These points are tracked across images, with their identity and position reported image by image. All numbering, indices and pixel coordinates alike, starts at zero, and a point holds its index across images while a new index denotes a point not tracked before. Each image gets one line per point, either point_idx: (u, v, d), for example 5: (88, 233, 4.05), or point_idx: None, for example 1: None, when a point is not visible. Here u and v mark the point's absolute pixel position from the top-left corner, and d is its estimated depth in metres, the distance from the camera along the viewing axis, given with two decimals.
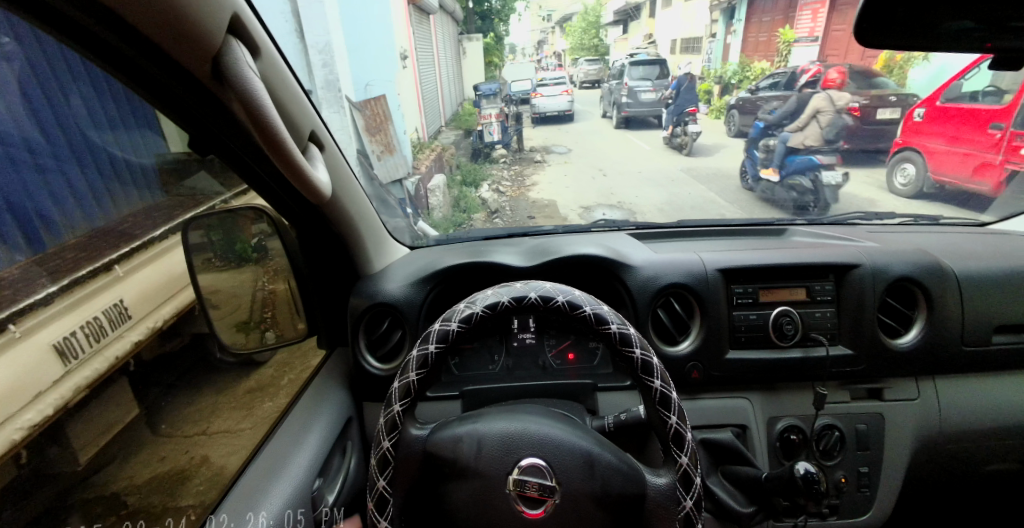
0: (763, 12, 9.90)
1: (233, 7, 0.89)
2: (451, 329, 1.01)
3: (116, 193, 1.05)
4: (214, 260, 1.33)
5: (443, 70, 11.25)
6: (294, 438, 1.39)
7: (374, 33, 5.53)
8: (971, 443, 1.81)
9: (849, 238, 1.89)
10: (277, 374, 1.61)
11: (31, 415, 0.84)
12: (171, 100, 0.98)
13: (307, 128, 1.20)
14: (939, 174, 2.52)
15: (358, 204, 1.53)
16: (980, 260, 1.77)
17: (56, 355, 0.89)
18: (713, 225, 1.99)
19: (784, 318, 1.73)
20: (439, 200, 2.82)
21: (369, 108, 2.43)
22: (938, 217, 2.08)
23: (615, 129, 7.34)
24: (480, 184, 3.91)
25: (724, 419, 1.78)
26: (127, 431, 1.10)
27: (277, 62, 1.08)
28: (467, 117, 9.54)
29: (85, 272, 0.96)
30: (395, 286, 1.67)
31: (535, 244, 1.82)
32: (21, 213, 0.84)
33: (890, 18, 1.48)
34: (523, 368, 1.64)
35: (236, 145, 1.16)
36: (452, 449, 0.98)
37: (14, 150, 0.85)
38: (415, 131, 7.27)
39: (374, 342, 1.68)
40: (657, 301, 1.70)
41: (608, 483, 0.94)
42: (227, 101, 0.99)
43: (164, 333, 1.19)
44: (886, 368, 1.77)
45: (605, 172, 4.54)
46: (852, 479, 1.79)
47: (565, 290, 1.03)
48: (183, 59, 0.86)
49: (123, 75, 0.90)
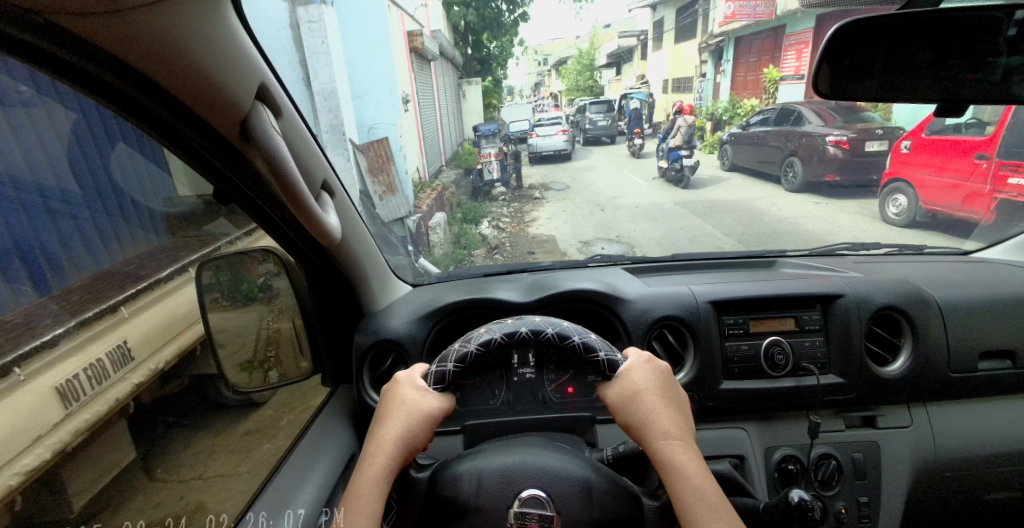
0: (749, 52, 10.20)
1: (261, 77, 1.00)
2: (448, 369, 0.99)
3: (123, 236, 1.04)
4: (221, 299, 1.36)
5: (444, 113, 11.67)
6: (296, 477, 1.38)
7: (379, 79, 5.79)
8: (968, 470, 1.80)
9: (835, 268, 1.95)
10: (276, 415, 1.60)
11: (30, 460, 0.83)
12: (197, 152, 1.08)
13: (319, 177, 1.29)
14: (930, 206, 2.54)
15: (364, 245, 1.61)
16: (961, 288, 1.83)
17: (58, 398, 0.88)
18: (703, 258, 2.05)
19: (775, 348, 1.75)
20: (440, 237, 2.89)
21: (371, 150, 2.53)
22: (923, 247, 2.14)
23: (611, 166, 7.54)
24: (480, 220, 4.03)
25: (722, 449, 1.77)
26: (121, 477, 1.05)
27: (296, 122, 1.18)
28: (469, 158, 9.93)
29: (92, 314, 0.95)
30: (400, 322, 1.73)
31: (533, 280, 1.88)
32: (28, 252, 0.83)
33: (869, 60, 1.59)
34: (522, 402, 1.67)
35: (255, 193, 1.26)
36: (453, 487, 1.06)
37: (27, 195, 0.84)
38: (416, 170, 7.46)
39: (379, 378, 1.74)
40: (652, 333, 1.75)
41: (604, 508, 1.02)
42: (252, 157, 1.09)
43: (165, 375, 1.17)
44: (878, 396, 1.79)
45: (603, 207, 4.67)
46: (852, 509, 1.76)
47: (554, 322, 1.08)
48: (214, 120, 0.97)
49: (156, 133, 1.00)
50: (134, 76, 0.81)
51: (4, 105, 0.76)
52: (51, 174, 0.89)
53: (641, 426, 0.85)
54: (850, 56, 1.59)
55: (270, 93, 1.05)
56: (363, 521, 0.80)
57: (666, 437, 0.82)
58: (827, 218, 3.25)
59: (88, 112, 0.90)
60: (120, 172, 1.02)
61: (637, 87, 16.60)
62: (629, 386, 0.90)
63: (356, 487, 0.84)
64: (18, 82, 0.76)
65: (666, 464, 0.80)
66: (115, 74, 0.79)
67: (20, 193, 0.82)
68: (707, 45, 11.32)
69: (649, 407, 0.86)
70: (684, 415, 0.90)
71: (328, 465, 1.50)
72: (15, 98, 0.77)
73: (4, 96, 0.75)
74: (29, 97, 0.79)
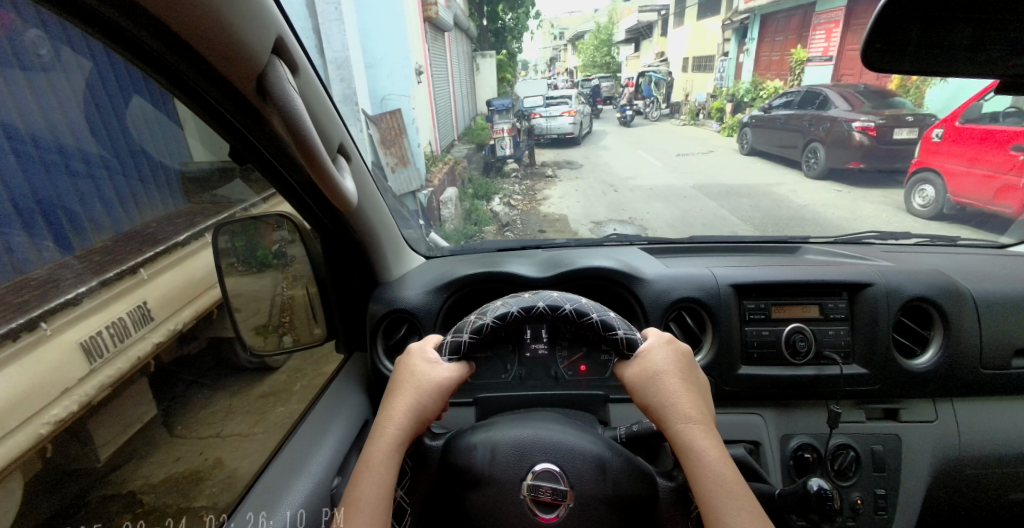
0: (775, 32, 9.56)
1: (277, 29, 0.95)
2: (463, 340, 0.98)
3: (140, 198, 1.03)
4: (237, 265, 1.36)
5: (456, 86, 11.44)
6: (311, 438, 1.40)
7: (392, 49, 5.63)
8: (991, 466, 1.77)
9: (863, 257, 1.89)
10: (290, 380, 1.64)
11: (58, 411, 0.84)
12: (207, 103, 1.01)
13: (336, 140, 1.25)
14: (959, 198, 2.43)
15: (378, 213, 1.59)
16: (999, 282, 1.76)
17: (82, 353, 0.88)
18: (724, 241, 2.00)
19: (796, 334, 1.72)
20: (451, 212, 2.88)
21: (384, 122, 2.47)
22: (957, 239, 2.05)
23: (627, 145, 7.38)
24: (491, 197, 3.98)
25: (737, 434, 1.76)
26: (143, 432, 1.07)
27: (312, 79, 1.14)
28: (480, 134, 9.86)
29: (113, 274, 0.96)
30: (413, 293, 1.72)
31: (548, 256, 1.84)
32: (50, 211, 0.83)
33: (904, 40, 1.47)
34: (534, 378, 1.67)
35: (271, 154, 1.20)
36: (467, 457, 1.08)
37: (46, 153, 0.82)
38: (428, 144, 7.32)
39: (392, 347, 1.75)
40: (669, 315, 1.72)
41: (617, 486, 1.03)
42: (268, 117, 1.05)
43: (184, 336, 1.18)
44: (900, 388, 1.75)
45: (616, 188, 4.57)
46: (868, 500, 1.76)
47: (572, 298, 1.05)
48: (230, 78, 0.93)
49: (170, 85, 0.94)
50: (149, 22, 0.76)
51: (24, 66, 0.76)
52: (67, 133, 0.86)
53: (660, 407, 0.83)
54: (882, 37, 1.49)
55: (286, 47, 1.00)
56: (374, 490, 0.81)
57: (687, 420, 0.81)
58: (851, 207, 3.15)
59: (105, 76, 0.88)
60: (135, 130, 1.00)
61: (656, 65, 16.15)
62: (648, 366, 0.88)
63: (368, 457, 0.84)
64: (38, 43, 0.76)
65: (684, 446, 0.79)
66: (136, 23, 0.76)
67: (39, 151, 0.81)
68: (732, 23, 10.87)
69: (667, 389, 0.84)
70: (705, 400, 0.88)
71: (343, 428, 1.52)
72: (34, 60, 0.76)
73: (24, 57, 0.75)
74: (48, 60, 0.79)
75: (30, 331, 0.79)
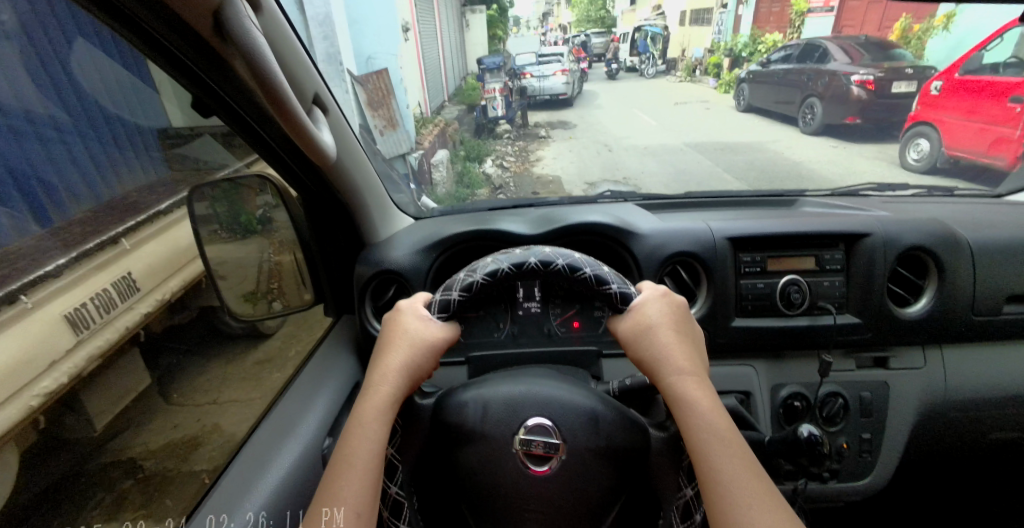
0: None
1: None
2: (452, 299, 0.96)
3: (119, 166, 1.03)
4: (219, 232, 1.33)
5: (445, 42, 10.94)
6: (306, 397, 1.41)
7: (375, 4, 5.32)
8: (974, 409, 1.82)
9: (860, 208, 1.86)
10: (284, 346, 1.65)
11: (48, 382, 0.87)
12: (165, 49, 0.90)
13: (310, 91, 1.17)
14: (953, 151, 2.35)
15: (363, 171, 1.51)
16: (995, 230, 1.74)
17: (68, 325, 0.91)
18: (721, 196, 1.95)
19: (792, 286, 1.71)
20: (443, 174, 2.79)
21: (369, 81, 2.35)
22: (955, 190, 2.02)
23: (623, 102, 7.14)
24: (483, 158, 3.87)
25: (729, 385, 1.80)
26: (138, 402, 1.13)
27: (279, 23, 1.05)
28: (471, 94, 9.50)
29: (93, 245, 0.97)
30: (401, 254, 1.65)
31: (542, 213, 1.80)
32: (25, 183, 0.83)
33: None
34: (528, 335, 1.66)
35: (240, 106, 1.10)
36: (458, 414, 1.07)
37: (18, 122, 0.81)
38: (418, 106, 7.07)
39: (381, 308, 1.69)
40: (664, 270, 1.71)
41: (608, 438, 1.04)
42: (232, 62, 0.94)
43: (172, 306, 1.21)
44: (891, 337, 1.77)
45: (612, 147, 4.46)
46: (853, 444, 1.83)
47: (565, 253, 1.00)
48: (186, 15, 0.82)
49: (142, 44, 0.88)
50: None
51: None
52: (41, 102, 0.86)
53: (652, 360, 0.83)
54: None
55: None
56: (368, 448, 0.79)
57: (680, 372, 0.80)
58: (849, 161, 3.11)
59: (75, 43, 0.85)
60: (108, 101, 0.99)
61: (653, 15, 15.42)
62: (642, 320, 0.87)
63: (359, 414, 0.82)
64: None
65: (676, 399, 0.78)
66: None
67: (9, 120, 0.80)
68: None
69: (660, 343, 0.83)
70: (699, 352, 0.87)
71: (338, 388, 1.53)
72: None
73: None
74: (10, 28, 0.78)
75: (10, 304, 0.79)
